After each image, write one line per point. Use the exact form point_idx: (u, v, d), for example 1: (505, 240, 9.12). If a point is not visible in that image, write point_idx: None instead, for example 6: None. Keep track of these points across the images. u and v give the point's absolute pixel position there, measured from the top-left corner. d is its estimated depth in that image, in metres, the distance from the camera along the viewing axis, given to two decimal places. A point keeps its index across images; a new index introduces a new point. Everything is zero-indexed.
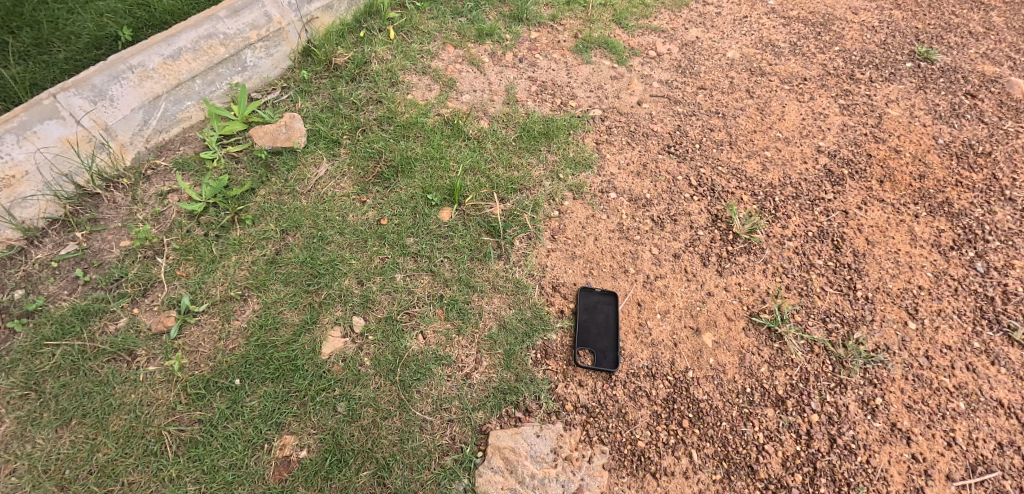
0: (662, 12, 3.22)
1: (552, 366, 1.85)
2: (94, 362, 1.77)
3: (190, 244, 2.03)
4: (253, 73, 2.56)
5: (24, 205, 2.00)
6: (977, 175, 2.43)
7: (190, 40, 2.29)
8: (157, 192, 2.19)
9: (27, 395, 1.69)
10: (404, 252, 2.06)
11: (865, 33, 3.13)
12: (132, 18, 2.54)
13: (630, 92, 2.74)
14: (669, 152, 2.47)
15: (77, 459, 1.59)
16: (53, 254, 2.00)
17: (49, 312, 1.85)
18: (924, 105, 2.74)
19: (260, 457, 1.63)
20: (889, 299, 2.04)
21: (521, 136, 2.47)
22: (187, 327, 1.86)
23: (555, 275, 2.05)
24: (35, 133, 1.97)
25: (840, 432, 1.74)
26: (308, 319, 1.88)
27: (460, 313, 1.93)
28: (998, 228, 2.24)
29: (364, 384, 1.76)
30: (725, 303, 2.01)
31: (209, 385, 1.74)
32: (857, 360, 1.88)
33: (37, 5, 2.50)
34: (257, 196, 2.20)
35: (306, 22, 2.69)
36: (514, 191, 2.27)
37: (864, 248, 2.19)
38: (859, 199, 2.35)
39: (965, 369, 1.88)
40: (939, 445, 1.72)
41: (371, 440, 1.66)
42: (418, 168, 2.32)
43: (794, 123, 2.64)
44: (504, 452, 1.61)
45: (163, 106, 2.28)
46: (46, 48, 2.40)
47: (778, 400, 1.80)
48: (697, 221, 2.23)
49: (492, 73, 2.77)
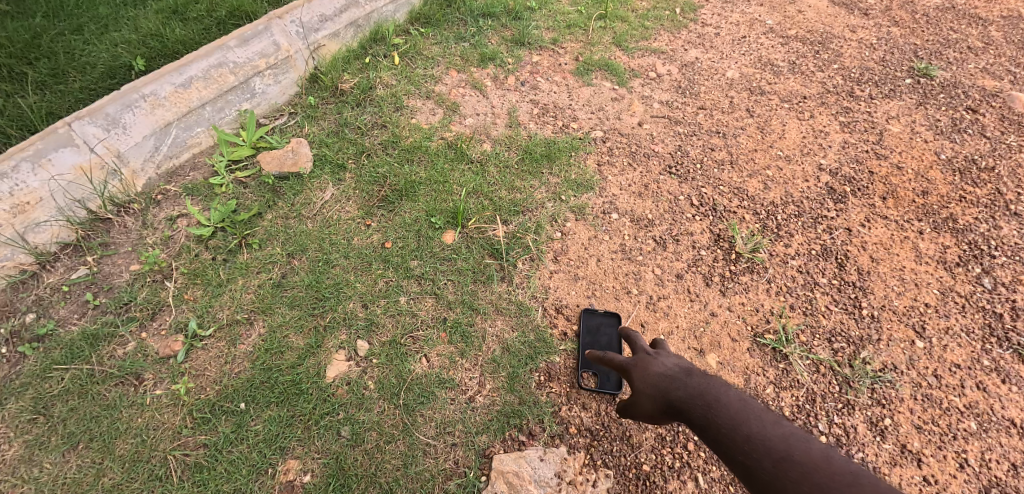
0: (662, 33, 3.27)
1: (556, 388, 1.84)
2: (102, 385, 1.79)
3: (198, 269, 2.06)
4: (262, 99, 2.61)
5: (37, 230, 2.05)
6: (981, 189, 2.44)
7: (201, 69, 2.41)
8: (167, 216, 2.23)
9: (35, 419, 1.71)
10: (408, 275, 2.08)
11: (864, 50, 3.16)
12: (145, 48, 2.62)
13: (631, 113, 2.78)
14: (670, 173, 2.49)
15: (84, 483, 1.60)
16: (63, 278, 2.03)
17: (59, 336, 1.88)
18: (924, 121, 2.75)
19: (264, 481, 1.63)
20: (895, 317, 2.03)
21: (523, 158, 2.51)
22: (194, 351, 1.88)
23: (559, 296, 2.06)
24: (49, 160, 2.06)
25: (849, 454, 1.73)
26: (313, 343, 1.89)
27: (463, 336, 1.93)
28: (1004, 244, 2.24)
29: (368, 408, 1.77)
30: (729, 323, 2.01)
31: (215, 409, 1.75)
32: (865, 380, 1.86)
33: (55, 37, 2.59)
34: (264, 220, 2.23)
35: (313, 50, 2.77)
36: (516, 213, 2.30)
37: (869, 266, 2.18)
38: (862, 216, 2.36)
39: (976, 388, 1.86)
40: (951, 467, 1.70)
41: (375, 465, 1.66)
42: (422, 192, 2.35)
43: (794, 141, 2.66)
44: (508, 477, 1.60)
45: (174, 132, 2.35)
46: (62, 77, 2.47)
47: (785, 422, 1.79)
48: (699, 241, 2.24)
49: (495, 97, 2.82)
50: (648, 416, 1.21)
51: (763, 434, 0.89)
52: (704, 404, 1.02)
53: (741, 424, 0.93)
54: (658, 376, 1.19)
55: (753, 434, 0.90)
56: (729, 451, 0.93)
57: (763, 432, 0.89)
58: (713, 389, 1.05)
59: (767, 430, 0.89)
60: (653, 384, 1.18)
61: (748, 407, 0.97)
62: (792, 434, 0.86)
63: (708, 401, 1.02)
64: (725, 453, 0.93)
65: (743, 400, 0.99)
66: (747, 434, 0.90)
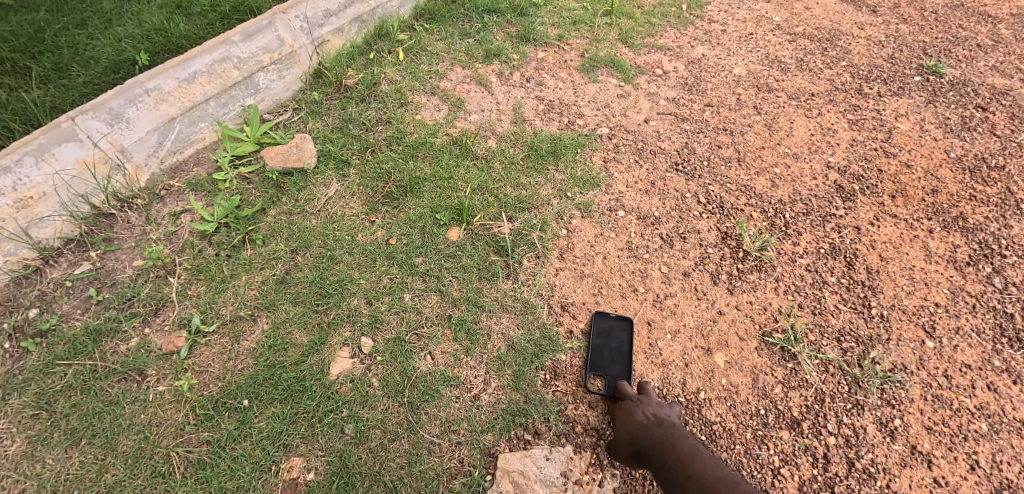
0: (668, 30, 3.24)
1: (562, 387, 1.82)
2: (105, 381, 1.77)
3: (201, 264, 2.05)
4: (266, 95, 2.60)
5: (40, 225, 2.04)
6: (991, 188, 2.41)
7: (205, 64, 2.40)
8: (170, 212, 2.22)
9: (38, 414, 1.70)
10: (413, 272, 2.06)
11: (872, 47, 3.12)
12: (149, 43, 2.60)
13: (637, 110, 2.75)
14: (677, 171, 2.47)
15: (87, 480, 1.59)
16: (67, 274, 2.02)
17: (62, 332, 1.87)
18: (934, 119, 2.72)
19: (268, 479, 1.62)
20: (905, 317, 2.00)
21: (528, 154, 2.49)
22: (198, 347, 1.86)
23: (564, 294, 2.04)
24: (53, 155, 2.06)
25: (858, 455, 1.71)
26: (317, 340, 1.88)
27: (468, 333, 1.92)
28: (1015, 243, 2.21)
29: (372, 406, 1.75)
30: (737, 322, 1.99)
31: (218, 406, 1.74)
32: (874, 380, 1.84)
33: (59, 31, 2.58)
34: (268, 216, 2.22)
35: (318, 45, 2.75)
36: (522, 210, 2.28)
37: (878, 265, 2.15)
38: (871, 215, 2.33)
39: (987, 389, 1.84)
40: (962, 469, 1.68)
41: (380, 463, 1.65)
42: (426, 188, 2.33)
43: (802, 139, 2.63)
44: (514, 476, 1.59)
45: (178, 127, 2.33)
46: (65, 72, 2.46)
47: (794, 422, 1.77)
48: (706, 239, 2.22)
49: (500, 93, 2.80)
50: (619, 453, 1.57)
51: (703, 475, 1.28)
52: (663, 450, 1.40)
53: (689, 467, 1.31)
54: (631, 422, 1.54)
55: (696, 475, 1.28)
56: (677, 486, 1.31)
57: (703, 472, 1.28)
58: (672, 437, 1.43)
59: (708, 473, 1.28)
60: (624, 427, 1.55)
61: (697, 454, 1.35)
62: (724, 477, 1.25)
63: (666, 448, 1.40)
64: (675, 488, 1.31)
65: (695, 449, 1.37)
66: (691, 475, 1.29)
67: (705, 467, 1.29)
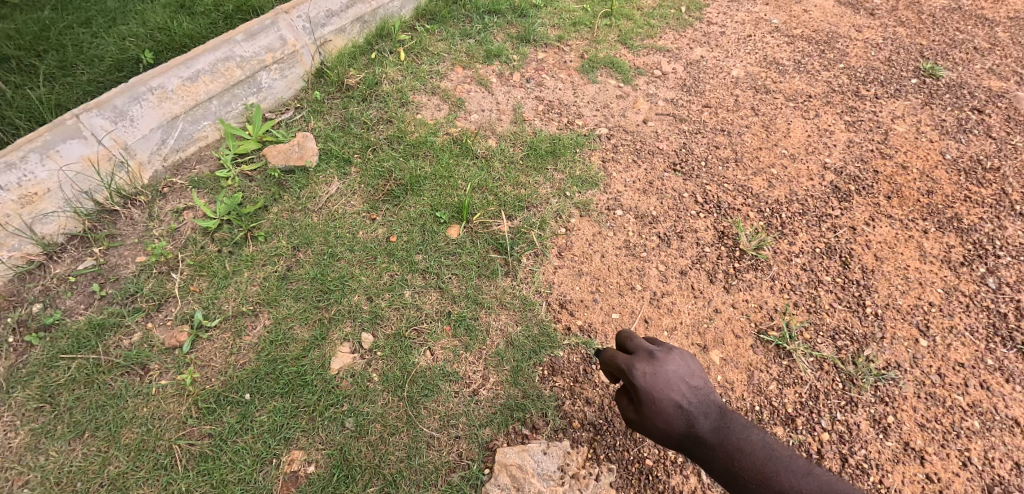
0: (667, 31, 3.27)
1: (560, 383, 1.84)
2: (108, 375, 1.80)
3: (204, 260, 2.07)
4: (268, 94, 2.63)
5: (44, 221, 2.06)
6: (986, 190, 2.43)
7: (208, 63, 2.41)
8: (173, 209, 2.24)
9: (42, 407, 1.72)
10: (413, 269, 2.09)
11: (870, 50, 3.15)
12: (153, 42, 2.63)
13: (636, 110, 2.78)
14: (675, 171, 2.49)
15: (89, 471, 1.61)
16: (70, 269, 2.04)
17: (65, 326, 1.90)
18: (930, 121, 2.74)
19: (269, 471, 1.64)
20: (899, 316, 2.03)
21: (527, 154, 2.51)
22: (200, 342, 1.89)
23: (563, 292, 2.06)
24: (58, 152, 2.07)
25: (852, 451, 1.73)
26: (318, 335, 1.90)
27: (468, 330, 1.94)
28: (1009, 244, 2.24)
29: (372, 400, 1.77)
30: (733, 320, 2.01)
31: (220, 400, 1.76)
32: (868, 378, 1.86)
33: (64, 30, 2.61)
34: (270, 214, 2.24)
35: (320, 45, 2.78)
36: (521, 208, 2.30)
37: (873, 265, 2.18)
38: (867, 215, 2.35)
39: (979, 387, 1.86)
40: (954, 466, 1.70)
41: (379, 456, 1.67)
42: (427, 186, 2.36)
43: (799, 140, 2.66)
44: (511, 470, 1.61)
45: (181, 125, 2.36)
46: (70, 70, 2.49)
47: (788, 418, 1.79)
48: (703, 238, 2.24)
49: (500, 93, 2.83)
50: (648, 438, 1.14)
51: None
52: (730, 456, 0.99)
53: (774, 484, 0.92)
54: (667, 402, 1.09)
55: None
56: None
57: (796, 490, 0.89)
58: (742, 440, 1.00)
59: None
60: (664, 411, 1.09)
61: (777, 457, 0.96)
62: None
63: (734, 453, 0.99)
64: None
65: (774, 449, 0.97)
66: None
67: (793, 477, 0.91)
